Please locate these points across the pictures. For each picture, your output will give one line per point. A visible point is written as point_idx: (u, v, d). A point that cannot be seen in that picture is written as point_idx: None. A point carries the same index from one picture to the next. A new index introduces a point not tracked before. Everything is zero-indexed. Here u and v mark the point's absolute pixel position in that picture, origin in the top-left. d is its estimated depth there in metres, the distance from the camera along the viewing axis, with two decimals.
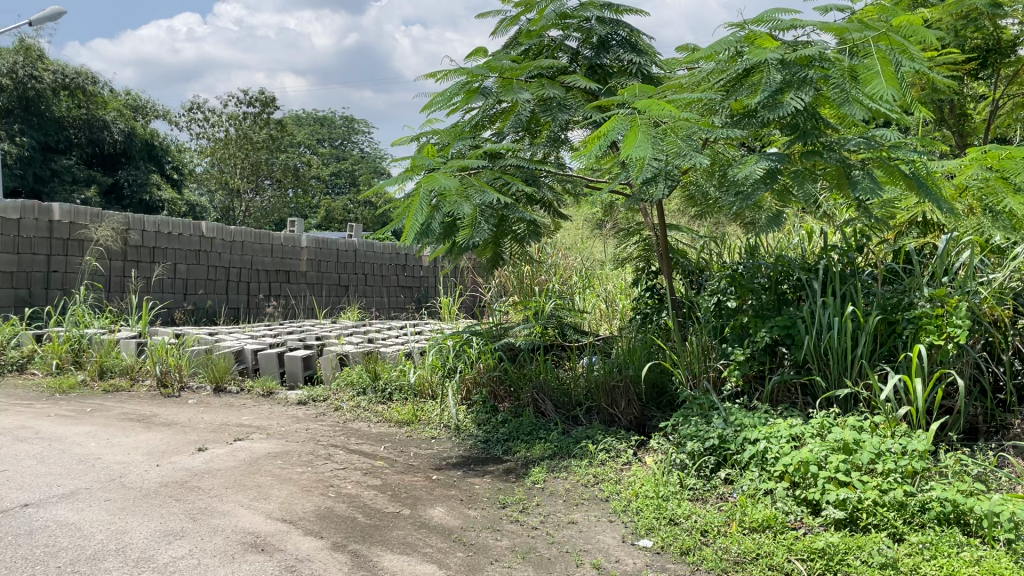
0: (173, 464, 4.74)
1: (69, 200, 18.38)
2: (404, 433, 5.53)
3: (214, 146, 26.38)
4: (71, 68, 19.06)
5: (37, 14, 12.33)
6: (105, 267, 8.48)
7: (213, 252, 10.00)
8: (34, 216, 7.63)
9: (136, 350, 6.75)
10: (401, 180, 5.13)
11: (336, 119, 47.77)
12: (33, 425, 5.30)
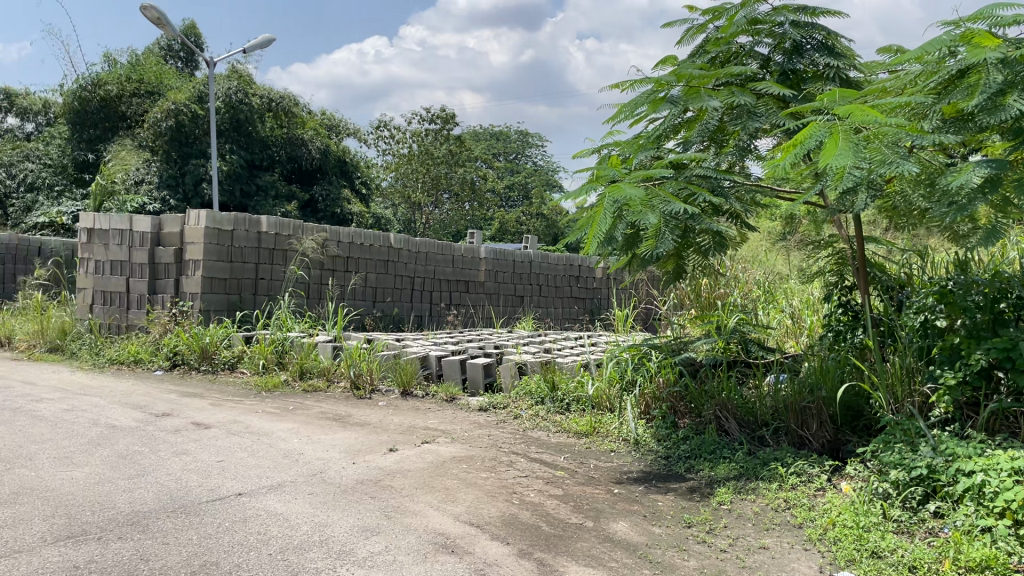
0: (367, 462, 4.99)
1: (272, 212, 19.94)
2: (583, 444, 5.53)
3: (399, 162, 27.79)
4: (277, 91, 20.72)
5: (251, 41, 13.47)
6: (309, 275, 9.07)
7: (400, 262, 10.47)
8: (244, 228, 8.28)
9: (332, 353, 7.17)
10: (585, 191, 5.13)
11: (511, 133, 48.99)
12: (244, 420, 5.75)
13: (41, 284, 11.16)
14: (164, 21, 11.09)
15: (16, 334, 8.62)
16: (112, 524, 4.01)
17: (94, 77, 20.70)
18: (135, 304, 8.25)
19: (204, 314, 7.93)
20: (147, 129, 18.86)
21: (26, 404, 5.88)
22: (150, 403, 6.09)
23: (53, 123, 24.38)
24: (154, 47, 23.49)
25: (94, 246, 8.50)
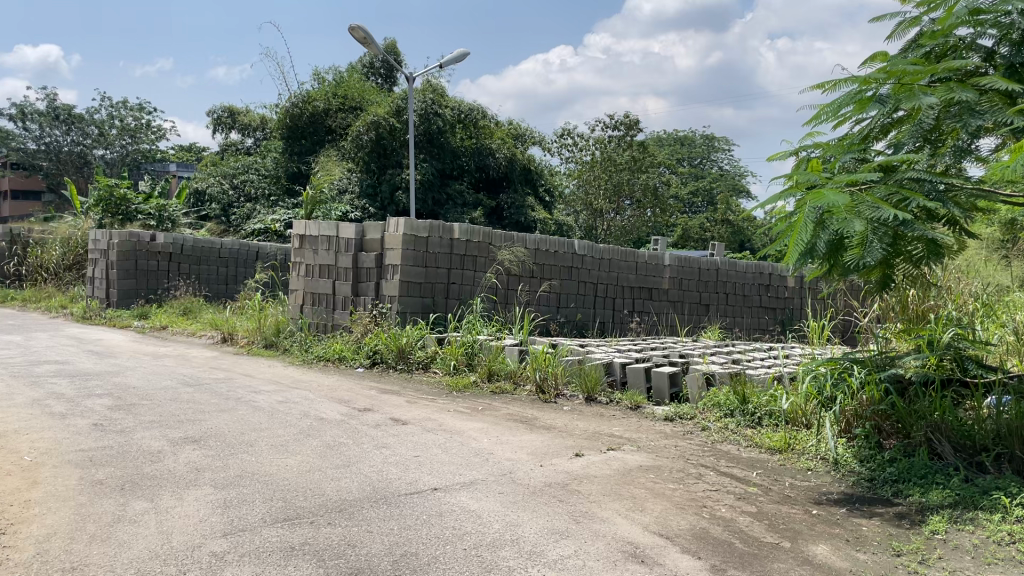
0: (554, 465, 5.06)
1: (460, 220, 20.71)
2: (777, 461, 5.30)
3: (582, 169, 28.06)
4: (467, 103, 21.54)
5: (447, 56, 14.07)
6: (498, 280, 9.34)
7: (584, 268, 10.53)
8: (439, 235, 8.64)
9: (519, 356, 7.34)
10: (783, 197, 4.96)
11: (696, 137, 48.06)
12: (438, 418, 6.01)
13: (256, 285, 12.26)
14: (370, 40, 11.82)
15: (238, 330, 9.51)
16: (322, 510, 4.31)
17: (304, 95, 22.48)
18: (340, 306, 8.83)
19: (401, 316, 8.36)
20: (350, 143, 20.28)
21: (247, 394, 6.46)
22: (353, 398, 6.51)
23: (269, 138, 26.73)
24: (357, 65, 25.17)
25: (305, 251, 9.22)
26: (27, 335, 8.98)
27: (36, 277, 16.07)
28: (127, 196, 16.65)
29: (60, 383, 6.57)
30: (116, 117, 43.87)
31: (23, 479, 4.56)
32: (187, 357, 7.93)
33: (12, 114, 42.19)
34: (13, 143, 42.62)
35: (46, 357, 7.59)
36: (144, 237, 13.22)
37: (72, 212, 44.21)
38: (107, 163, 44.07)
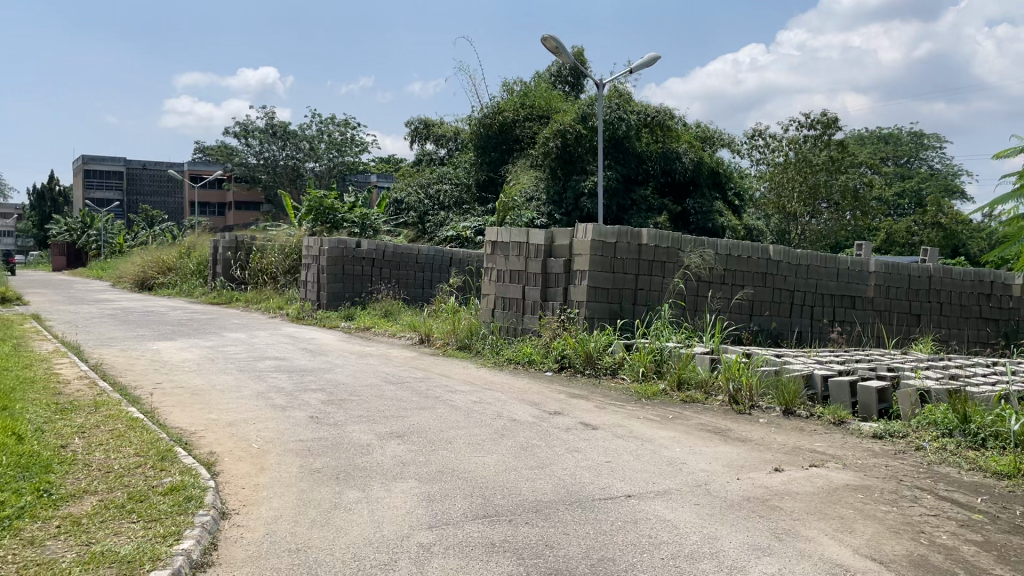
0: (753, 479, 4.90)
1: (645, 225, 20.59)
2: (1004, 488, 4.83)
3: (774, 171, 27.03)
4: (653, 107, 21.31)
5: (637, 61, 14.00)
6: (687, 286, 9.18)
7: (779, 275, 10.12)
8: (627, 240, 8.61)
9: (710, 365, 7.16)
10: (1011, 200, 4.53)
11: (902, 135, 44.86)
12: (629, 425, 5.99)
13: (450, 289, 12.80)
14: (562, 49, 12.00)
15: (433, 332, 9.97)
16: (519, 509, 4.42)
17: (495, 107, 23.32)
18: (529, 310, 9.02)
19: (589, 321, 8.43)
20: (538, 150, 20.76)
21: (445, 393, 6.76)
22: (544, 401, 6.63)
23: (460, 148, 27.82)
24: (544, 74, 25.67)
25: (496, 257, 9.53)
26: (251, 333, 9.90)
27: (257, 280, 17.68)
28: (333, 206, 17.92)
29: (280, 377, 7.18)
30: (324, 132, 47.32)
31: (253, 464, 5.03)
32: (388, 357, 8.41)
33: (237, 133, 46.97)
34: (237, 159, 47.22)
35: (267, 353, 8.32)
36: (350, 245, 14.17)
37: (288, 220, 48.27)
38: (317, 175, 47.75)
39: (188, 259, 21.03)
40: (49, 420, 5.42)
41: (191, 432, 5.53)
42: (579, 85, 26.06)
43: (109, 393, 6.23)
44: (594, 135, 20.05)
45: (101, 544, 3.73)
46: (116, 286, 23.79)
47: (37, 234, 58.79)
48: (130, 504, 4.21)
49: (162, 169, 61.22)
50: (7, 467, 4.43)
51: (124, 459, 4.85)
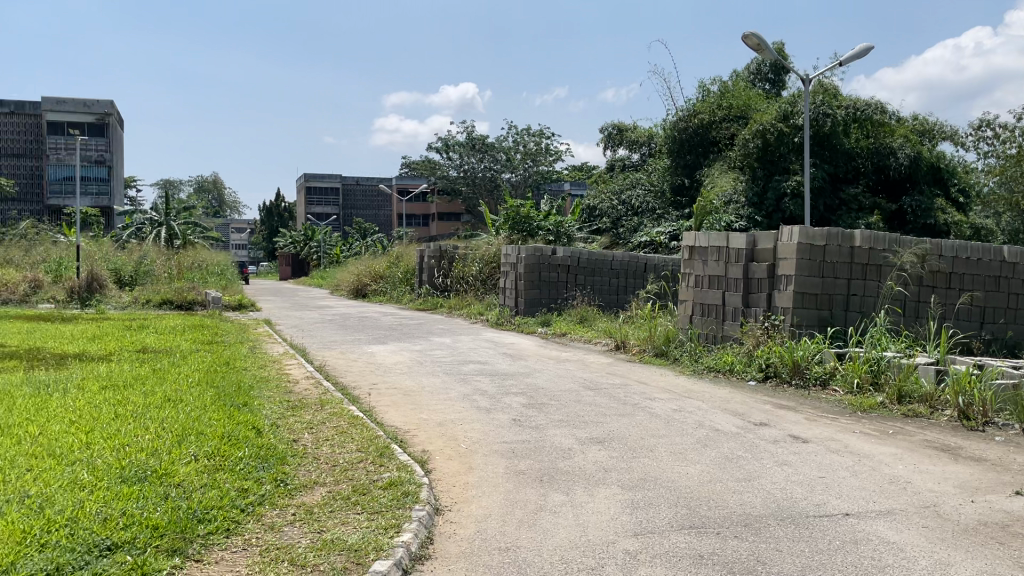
0: (989, 503, 4.46)
1: (854, 226, 19.48)
2: None
3: (1005, 165, 24.91)
4: (863, 100, 20.07)
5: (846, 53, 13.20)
6: (907, 291, 8.54)
7: (1014, 278, 9.21)
8: (838, 242, 8.14)
9: (936, 377, 6.61)
10: None
11: None
12: (843, 439, 5.65)
13: (648, 294, 12.69)
14: (764, 46, 11.58)
15: (630, 338, 9.93)
16: (726, 522, 4.29)
17: (691, 109, 22.85)
18: (730, 317, 8.76)
19: (796, 328, 8.05)
20: (738, 151, 20.17)
21: (644, 401, 6.71)
22: (749, 411, 6.41)
23: (654, 153, 27.59)
24: (743, 72, 24.92)
25: (695, 262, 9.35)
26: (456, 337, 10.36)
27: (459, 287, 18.45)
28: (530, 214, 18.33)
29: (483, 381, 7.44)
30: (520, 143, 48.60)
31: (462, 464, 5.25)
32: (586, 363, 8.47)
33: (439, 148, 49.39)
34: (439, 172, 49.64)
35: (470, 357, 8.66)
36: (546, 252, 14.46)
37: (485, 229, 49.99)
38: (513, 185, 49.15)
39: (396, 267, 22.33)
40: (282, 416, 5.97)
41: (404, 431, 5.87)
42: (781, 81, 24.99)
43: (332, 392, 6.75)
44: (796, 133, 19.11)
45: (331, 532, 4.04)
46: (334, 294, 25.77)
47: (266, 246, 64.96)
48: (355, 496, 4.53)
49: (373, 184, 65.49)
50: (250, 458, 4.92)
51: (347, 454, 5.23)
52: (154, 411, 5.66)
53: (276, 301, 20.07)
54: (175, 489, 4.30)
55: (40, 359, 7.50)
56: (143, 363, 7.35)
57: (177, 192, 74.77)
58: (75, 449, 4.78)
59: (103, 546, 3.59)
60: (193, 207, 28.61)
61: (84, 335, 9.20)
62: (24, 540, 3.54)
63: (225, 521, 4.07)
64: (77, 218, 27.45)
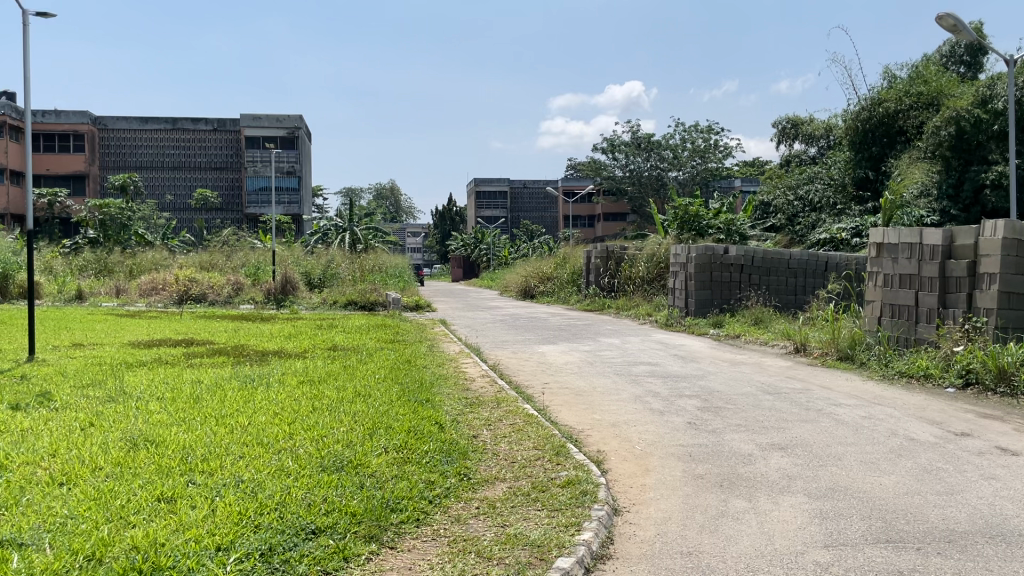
0: None
1: None
2: None
3: None
4: None
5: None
6: None
7: None
8: None
9: None
10: None
11: None
12: None
13: (831, 295, 12.11)
14: (961, 27, 10.73)
15: (810, 341, 9.53)
16: (927, 537, 4.02)
17: (875, 97, 21.57)
18: (924, 318, 8.19)
19: (1002, 331, 7.44)
20: (928, 140, 18.83)
21: (829, 406, 6.40)
22: (947, 420, 5.96)
23: (834, 146, 26.30)
24: (934, 55, 23.26)
25: (882, 260, 8.80)
26: (625, 338, 10.32)
27: (626, 287, 18.36)
28: (699, 213, 17.99)
29: (656, 382, 7.37)
30: (687, 140, 47.71)
31: (639, 466, 5.22)
32: (762, 366, 8.20)
33: (605, 148, 49.40)
34: (604, 172, 49.62)
35: (642, 358, 8.59)
36: (718, 251, 14.15)
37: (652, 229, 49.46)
38: (681, 183, 48.34)
39: (563, 268, 22.53)
40: (462, 412, 6.19)
41: (579, 431, 5.93)
42: (978, 63, 23.05)
43: (507, 390, 6.91)
44: (996, 118, 17.57)
45: (514, 527, 4.15)
46: (504, 294, 26.42)
47: (439, 249, 67.53)
48: (534, 492, 4.62)
49: (540, 186, 66.42)
50: (435, 452, 5.14)
51: (525, 451, 5.35)
52: (347, 405, 6.04)
53: (451, 302, 20.87)
54: (369, 479, 4.57)
55: (245, 355, 8.19)
56: (334, 359, 7.87)
57: (357, 199, 79.35)
58: (279, 438, 5.19)
59: (308, 530, 3.87)
60: (374, 213, 30.18)
61: (281, 333, 9.96)
62: (241, 520, 3.88)
63: (415, 512, 4.27)
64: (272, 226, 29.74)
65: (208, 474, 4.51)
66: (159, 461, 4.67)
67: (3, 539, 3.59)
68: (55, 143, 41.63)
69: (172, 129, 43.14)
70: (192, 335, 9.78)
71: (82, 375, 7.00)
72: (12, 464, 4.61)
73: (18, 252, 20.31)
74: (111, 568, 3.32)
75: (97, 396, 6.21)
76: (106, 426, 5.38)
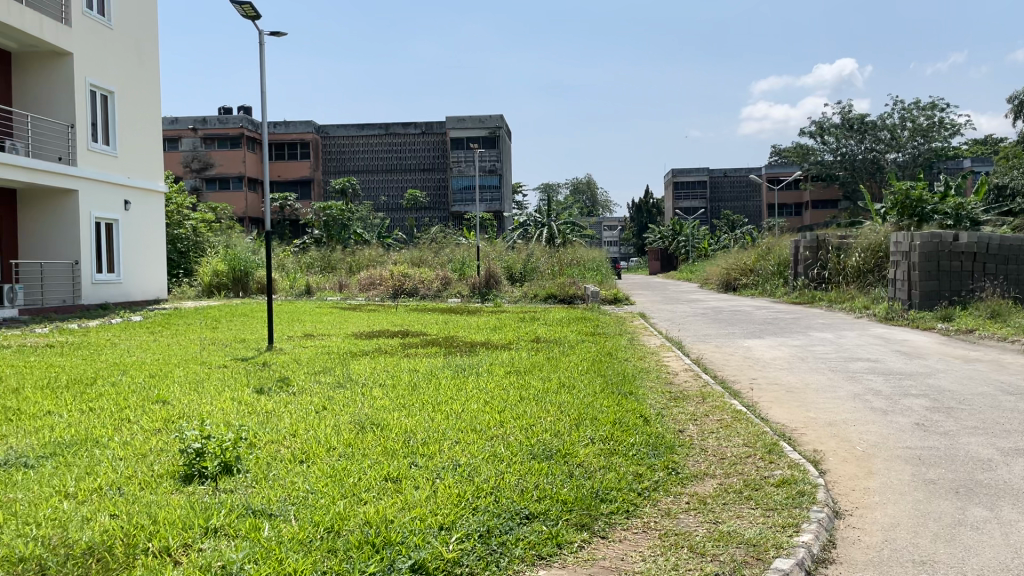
0: None
1: None
2: None
3: None
4: None
5: None
6: None
7: None
8: None
9: None
10: None
11: None
12: None
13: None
14: None
15: None
16: None
17: None
18: None
19: None
20: None
21: None
22: None
23: None
24: None
25: None
26: (839, 333, 9.73)
27: (839, 279, 17.29)
28: (922, 196, 16.72)
29: (875, 380, 6.91)
30: (908, 119, 44.19)
31: (860, 467, 4.92)
32: (1001, 363, 7.43)
33: (813, 132, 47.02)
34: (813, 158, 47.18)
35: (858, 354, 8.08)
36: (947, 239, 12.95)
37: (868, 217, 46.35)
38: (901, 166, 44.94)
39: (767, 260, 21.61)
40: (666, 406, 6.12)
41: (792, 429, 5.67)
42: None
43: (713, 385, 6.74)
44: None
45: (727, 524, 4.05)
46: (705, 287, 25.81)
47: (636, 242, 67.16)
48: (747, 491, 4.48)
49: (742, 175, 64.05)
50: (642, 444, 5.13)
51: (734, 448, 5.20)
52: (553, 395, 6.17)
53: (651, 294, 20.72)
54: (579, 468, 4.64)
55: (455, 346, 8.60)
56: (539, 351, 8.06)
57: (556, 195, 80.64)
58: (491, 426, 5.40)
59: (522, 514, 4.00)
60: (571, 208, 30.48)
61: (488, 325, 10.36)
62: (460, 502, 4.07)
63: (624, 503, 4.28)
64: (477, 223, 30.95)
65: (429, 456, 4.78)
66: (384, 444, 5.02)
67: (256, 508, 4.00)
68: (284, 152, 45.45)
69: (384, 134, 46.06)
70: (409, 327, 10.40)
71: (314, 363, 7.65)
72: (259, 441, 5.13)
73: (257, 251, 22.51)
74: (348, 541, 3.60)
75: (327, 381, 6.78)
76: (337, 409, 5.85)
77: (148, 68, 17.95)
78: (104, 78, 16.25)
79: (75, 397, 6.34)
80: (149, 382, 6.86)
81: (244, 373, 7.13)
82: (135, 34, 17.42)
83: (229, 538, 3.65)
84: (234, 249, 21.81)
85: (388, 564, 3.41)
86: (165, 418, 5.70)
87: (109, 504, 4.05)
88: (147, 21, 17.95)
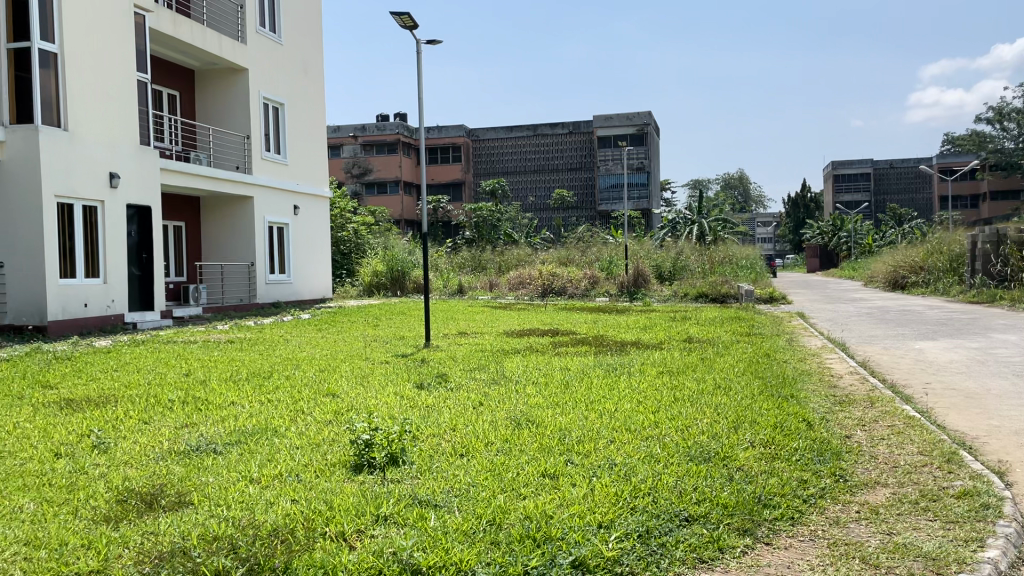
0: None
1: None
2: None
3: None
4: None
5: None
6: None
7: None
8: None
9: None
10: None
11: None
12: None
13: None
14: None
15: None
16: None
17: None
18: None
19: None
20: None
21: None
22: None
23: None
24: None
25: None
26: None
27: None
28: None
29: None
30: None
31: None
32: None
33: (991, 117, 43.61)
34: (991, 145, 43.70)
35: None
36: None
37: None
38: None
39: (938, 255, 20.22)
40: (831, 410, 5.86)
41: (973, 437, 5.28)
42: None
43: (881, 390, 6.38)
44: None
45: (903, 536, 3.83)
46: (870, 285, 24.44)
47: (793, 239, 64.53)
48: (924, 501, 4.22)
49: (909, 166, 60.17)
50: (806, 449, 4.95)
51: (909, 456, 4.91)
52: (708, 396, 6.05)
53: (811, 292, 19.87)
54: (738, 472, 4.54)
55: (606, 345, 8.59)
56: (692, 351, 7.91)
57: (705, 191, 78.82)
58: (646, 426, 5.36)
59: (681, 516, 3.95)
60: (723, 203, 29.66)
61: (640, 325, 10.27)
62: (618, 501, 4.08)
63: (789, 510, 4.13)
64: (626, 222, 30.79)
65: (584, 454, 4.82)
66: (539, 441, 5.10)
67: (422, 499, 4.17)
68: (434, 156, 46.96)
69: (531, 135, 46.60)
70: (558, 326, 10.48)
71: (469, 360, 7.87)
72: (422, 434, 5.34)
73: (412, 253, 23.38)
74: (510, 534, 3.69)
75: (482, 378, 6.96)
76: (493, 405, 6.00)
77: (313, 80, 19.05)
78: (275, 91, 17.40)
79: (255, 389, 6.82)
80: (319, 376, 7.28)
81: (405, 369, 7.44)
82: (302, 48, 18.55)
83: (398, 526, 3.83)
84: (391, 251, 22.74)
85: (550, 560, 3.46)
86: (335, 410, 6.04)
87: (289, 490, 4.35)
88: (313, 35, 19.05)
